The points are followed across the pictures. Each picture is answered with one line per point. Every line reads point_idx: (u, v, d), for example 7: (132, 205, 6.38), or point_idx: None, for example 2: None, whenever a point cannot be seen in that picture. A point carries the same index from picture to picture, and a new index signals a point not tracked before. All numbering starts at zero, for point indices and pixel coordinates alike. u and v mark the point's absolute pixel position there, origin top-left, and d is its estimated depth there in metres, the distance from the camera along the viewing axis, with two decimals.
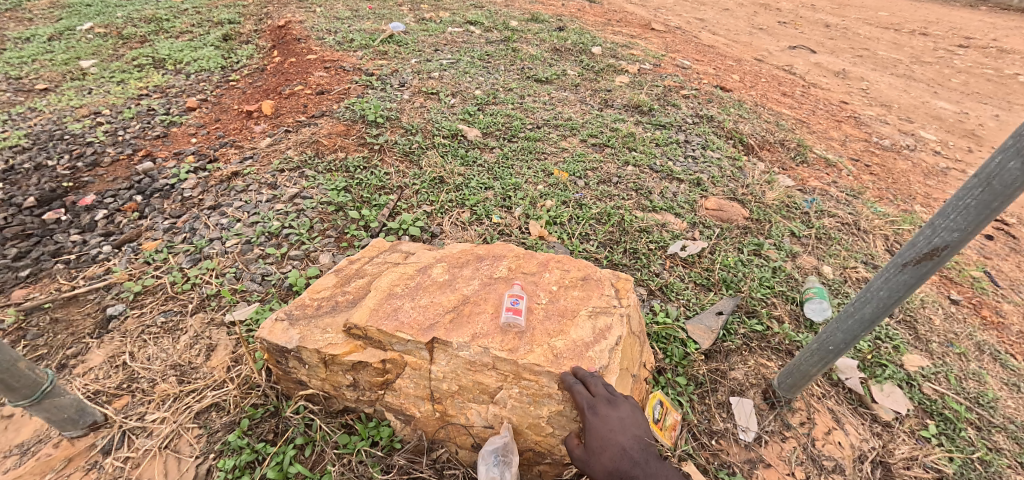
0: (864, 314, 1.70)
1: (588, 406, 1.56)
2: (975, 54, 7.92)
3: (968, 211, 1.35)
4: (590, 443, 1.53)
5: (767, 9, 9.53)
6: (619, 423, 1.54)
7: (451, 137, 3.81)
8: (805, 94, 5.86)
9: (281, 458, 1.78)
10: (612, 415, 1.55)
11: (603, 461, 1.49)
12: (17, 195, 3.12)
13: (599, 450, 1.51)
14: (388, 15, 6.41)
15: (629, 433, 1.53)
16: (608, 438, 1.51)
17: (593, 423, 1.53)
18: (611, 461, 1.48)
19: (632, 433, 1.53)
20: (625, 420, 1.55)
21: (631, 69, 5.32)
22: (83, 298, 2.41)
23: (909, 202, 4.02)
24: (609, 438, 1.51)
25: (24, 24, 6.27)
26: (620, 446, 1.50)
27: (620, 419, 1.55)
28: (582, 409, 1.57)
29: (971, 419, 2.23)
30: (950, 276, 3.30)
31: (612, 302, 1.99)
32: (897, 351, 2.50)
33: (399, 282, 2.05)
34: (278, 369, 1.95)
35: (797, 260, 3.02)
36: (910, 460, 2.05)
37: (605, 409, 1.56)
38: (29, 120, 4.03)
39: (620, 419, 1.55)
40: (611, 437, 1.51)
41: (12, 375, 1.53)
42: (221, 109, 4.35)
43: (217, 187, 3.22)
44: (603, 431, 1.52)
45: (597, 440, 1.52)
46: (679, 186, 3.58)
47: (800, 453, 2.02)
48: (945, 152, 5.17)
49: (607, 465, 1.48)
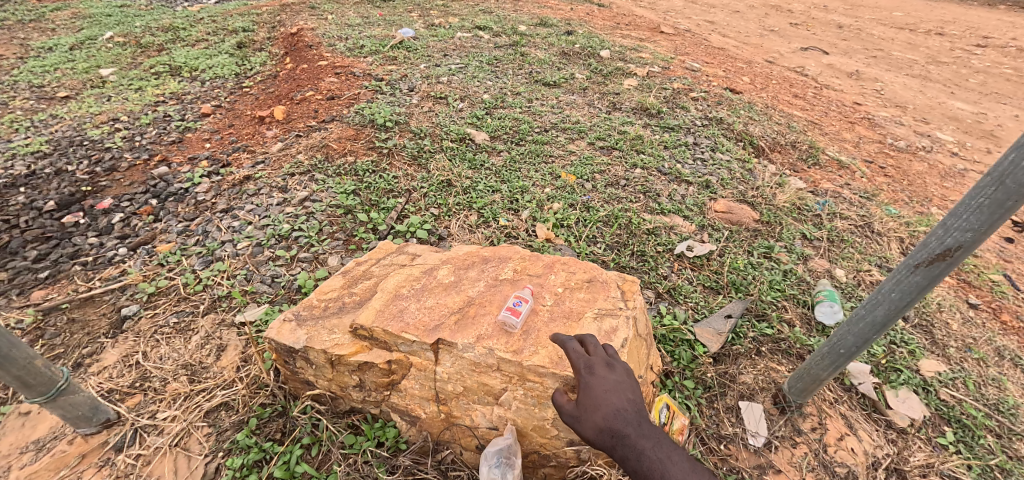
0: (875, 317, 1.66)
1: (587, 367, 1.54)
2: (994, 54, 7.76)
3: (981, 211, 1.32)
4: (587, 401, 1.48)
5: (779, 11, 9.46)
6: (615, 385, 1.51)
7: (459, 140, 3.84)
8: (817, 96, 5.81)
9: (288, 457, 1.79)
10: (609, 377, 1.53)
11: (595, 419, 1.45)
12: (38, 199, 3.21)
13: (591, 408, 1.46)
14: (399, 21, 6.49)
15: (624, 395, 1.48)
16: (602, 397, 1.47)
17: (589, 384, 1.51)
18: (604, 419, 1.43)
19: (626, 395, 1.49)
20: (623, 386, 1.52)
21: (639, 72, 5.32)
22: (99, 299, 2.47)
23: (926, 204, 3.94)
24: (603, 398, 1.47)
25: (48, 34, 6.47)
26: (614, 407, 1.45)
27: (616, 381, 1.52)
28: (577, 369, 1.56)
29: (990, 426, 2.17)
30: (968, 279, 3.23)
31: (618, 304, 1.97)
32: (913, 356, 2.46)
33: (405, 283, 2.07)
34: (286, 369, 1.98)
35: (808, 263, 2.98)
36: (926, 468, 1.99)
37: (604, 373, 1.54)
38: (50, 127, 4.14)
39: (616, 381, 1.52)
40: (605, 398, 1.47)
41: (28, 373, 1.56)
42: (234, 115, 4.44)
43: (230, 190, 3.28)
44: (599, 391, 1.48)
45: (593, 399, 1.47)
46: (688, 188, 3.55)
47: (811, 459, 1.97)
48: (963, 153, 5.07)
49: (599, 423, 1.44)
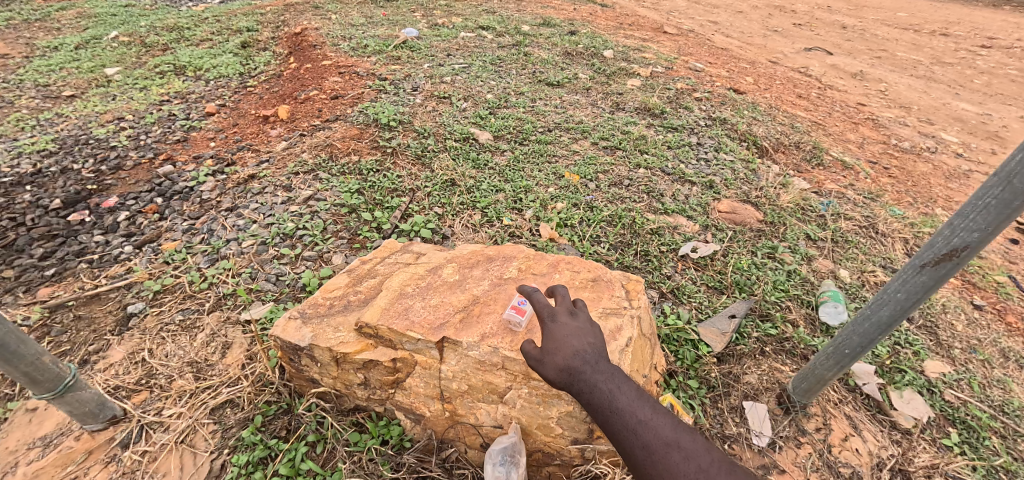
0: (881, 316, 1.66)
1: (550, 314, 1.56)
2: (999, 55, 7.73)
3: (987, 211, 1.32)
4: (549, 345, 1.50)
5: (783, 11, 9.44)
6: (576, 329, 1.51)
7: (462, 140, 3.85)
8: (821, 97, 5.80)
9: (293, 455, 1.80)
10: (570, 323, 1.54)
11: (556, 360, 1.45)
12: (44, 197, 3.23)
13: (553, 350, 1.47)
14: (402, 20, 6.50)
15: (584, 338, 1.49)
16: (562, 339, 1.48)
17: (552, 329, 1.52)
18: (564, 359, 1.44)
19: (587, 338, 1.49)
20: (584, 330, 1.52)
21: (643, 72, 5.32)
22: (105, 296, 2.48)
23: (930, 205, 3.93)
24: (564, 340, 1.48)
25: (53, 34, 6.50)
26: (574, 348, 1.45)
27: (578, 326, 1.53)
28: (542, 318, 1.58)
29: (995, 428, 2.16)
30: (972, 281, 3.22)
31: (622, 303, 1.97)
32: (917, 357, 2.45)
33: (410, 282, 2.07)
34: (291, 367, 1.98)
35: (812, 264, 2.97)
36: (931, 469, 1.99)
37: (567, 319, 1.55)
38: (56, 126, 4.16)
39: (578, 326, 1.53)
40: (565, 340, 1.48)
41: (36, 369, 1.57)
42: (239, 114, 4.46)
43: (234, 189, 3.30)
44: (559, 334, 1.50)
45: (554, 342, 1.49)
46: (692, 188, 3.55)
47: (816, 459, 1.97)
48: (967, 154, 5.05)
49: (559, 364, 1.44)
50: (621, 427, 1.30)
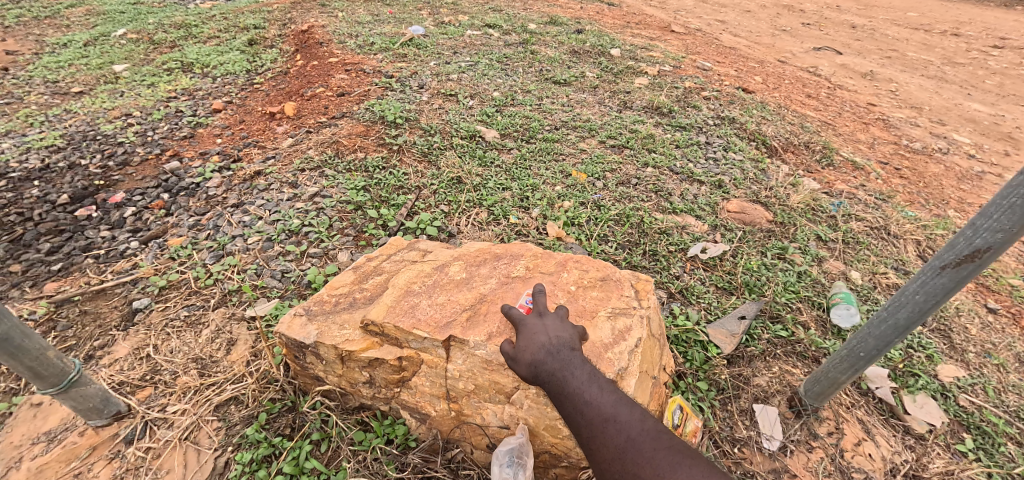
0: (898, 319, 1.62)
1: (519, 318, 1.61)
2: (1012, 55, 7.61)
3: (1012, 211, 1.27)
4: (518, 343, 1.55)
5: (792, 11, 9.36)
6: (543, 327, 1.57)
7: (469, 138, 3.82)
8: (830, 97, 5.73)
9: (297, 453, 1.78)
10: (538, 322, 1.59)
11: (523, 357, 1.50)
12: (51, 192, 3.23)
13: (521, 349, 1.52)
14: (408, 18, 6.49)
15: (550, 334, 1.53)
16: (529, 337, 1.53)
17: (521, 329, 1.58)
18: (529, 355, 1.48)
19: (552, 334, 1.53)
20: (549, 326, 1.58)
21: (651, 70, 5.27)
22: (111, 291, 2.48)
23: (943, 206, 3.87)
24: (531, 338, 1.53)
25: (62, 31, 6.53)
26: (539, 343, 1.50)
27: (545, 325, 1.58)
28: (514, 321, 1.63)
29: (1011, 434, 2.11)
30: (986, 284, 3.16)
31: (631, 303, 1.95)
32: (930, 361, 2.41)
33: (416, 279, 2.06)
34: (296, 365, 1.97)
35: (823, 265, 2.93)
36: (946, 475, 1.94)
37: (534, 318, 1.61)
38: (64, 122, 4.17)
39: (545, 325, 1.58)
40: (532, 337, 1.53)
41: (40, 364, 1.55)
42: (245, 110, 4.46)
43: (241, 185, 3.29)
44: (527, 333, 1.55)
45: (521, 340, 1.54)
46: (700, 187, 3.51)
47: (828, 464, 1.93)
48: (980, 156, 4.97)
49: (526, 360, 1.48)
50: (570, 409, 1.37)
